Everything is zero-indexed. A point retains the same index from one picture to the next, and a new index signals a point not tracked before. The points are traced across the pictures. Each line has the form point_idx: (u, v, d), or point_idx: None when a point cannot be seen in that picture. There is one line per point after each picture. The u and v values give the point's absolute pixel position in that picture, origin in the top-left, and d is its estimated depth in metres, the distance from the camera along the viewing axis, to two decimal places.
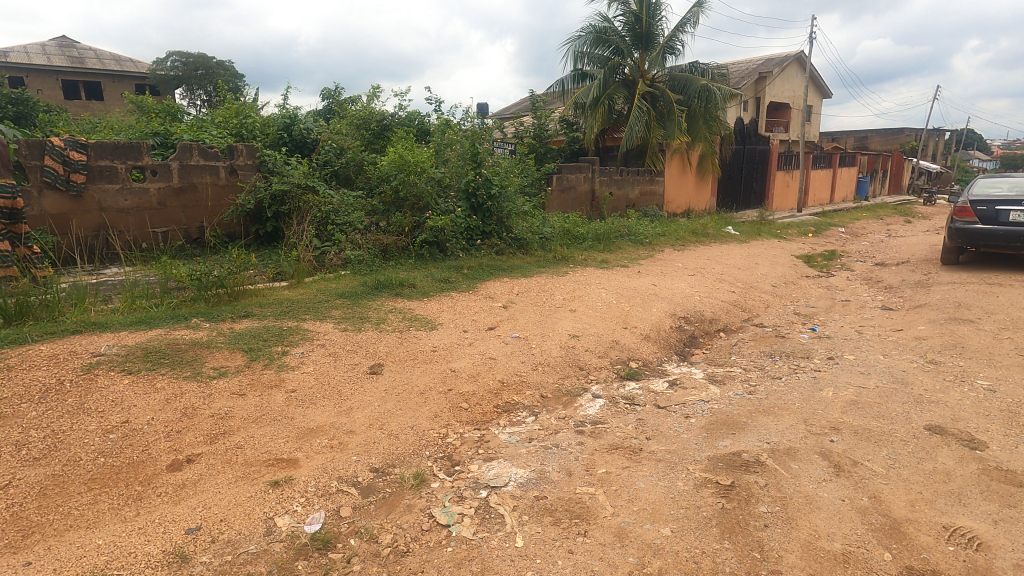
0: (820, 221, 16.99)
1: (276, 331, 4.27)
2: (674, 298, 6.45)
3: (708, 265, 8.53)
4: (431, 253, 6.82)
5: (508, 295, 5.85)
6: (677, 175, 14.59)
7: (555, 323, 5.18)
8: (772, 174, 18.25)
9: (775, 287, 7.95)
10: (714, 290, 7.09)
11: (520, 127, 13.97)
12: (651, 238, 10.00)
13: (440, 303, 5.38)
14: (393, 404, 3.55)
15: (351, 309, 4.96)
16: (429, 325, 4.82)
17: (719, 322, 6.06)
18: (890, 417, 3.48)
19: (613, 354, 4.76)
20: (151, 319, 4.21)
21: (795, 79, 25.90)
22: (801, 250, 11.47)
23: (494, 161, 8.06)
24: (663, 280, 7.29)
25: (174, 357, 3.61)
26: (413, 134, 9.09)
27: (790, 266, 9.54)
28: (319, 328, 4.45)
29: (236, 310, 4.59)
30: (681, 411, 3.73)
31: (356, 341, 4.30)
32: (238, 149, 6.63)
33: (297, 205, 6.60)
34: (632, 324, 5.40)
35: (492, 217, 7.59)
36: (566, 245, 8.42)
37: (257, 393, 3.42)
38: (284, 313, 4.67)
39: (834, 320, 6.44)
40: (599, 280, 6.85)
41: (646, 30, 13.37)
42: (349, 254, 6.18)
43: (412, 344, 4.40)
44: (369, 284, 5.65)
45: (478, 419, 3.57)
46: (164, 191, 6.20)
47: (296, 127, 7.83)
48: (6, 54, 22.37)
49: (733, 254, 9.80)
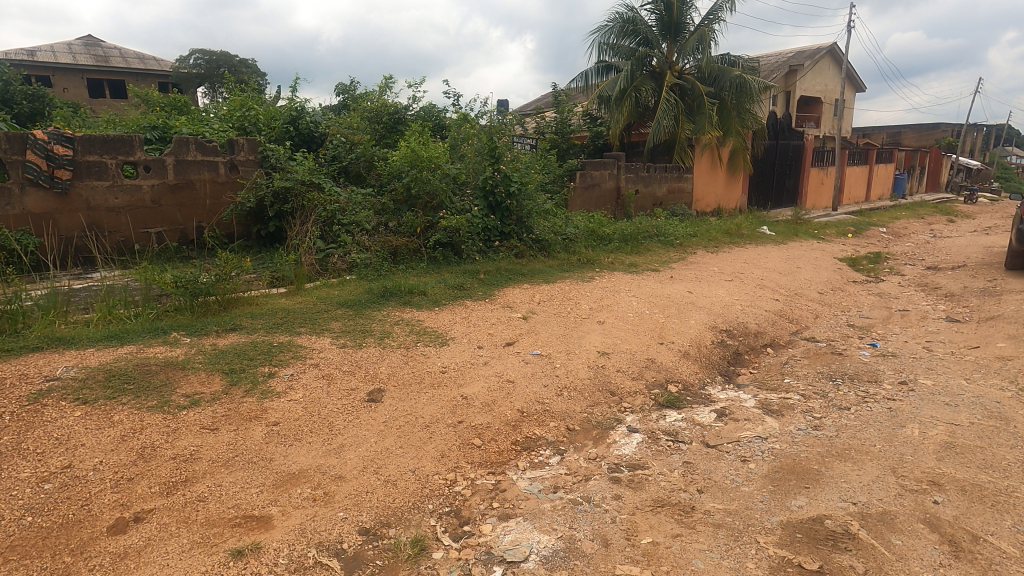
0: (859, 220, 15.99)
1: (266, 347, 3.76)
2: (713, 307, 5.80)
3: (746, 269, 7.83)
4: (444, 255, 6.30)
5: (528, 304, 5.27)
6: (706, 172, 13.83)
7: (582, 339, 4.58)
8: (806, 171, 17.33)
9: (822, 294, 7.22)
10: (756, 297, 6.43)
11: (542, 121, 13.27)
12: (682, 239, 9.32)
13: (452, 314, 4.82)
14: (392, 440, 3.00)
15: (352, 320, 4.44)
16: (439, 341, 4.26)
17: (765, 336, 5.39)
18: (1002, 468, 2.81)
19: (649, 376, 4.17)
20: (126, 335, 3.72)
21: (829, 72, 24.81)
22: (844, 252, 10.63)
23: (514, 157, 7.49)
24: (699, 286, 6.64)
25: (140, 382, 3.10)
26: (430, 127, 8.55)
27: (835, 270, 8.76)
28: (314, 343, 3.92)
29: (223, 322, 4.08)
30: (735, 451, 3.12)
31: (355, 360, 3.76)
32: (239, 143, 6.19)
33: (301, 203, 6.08)
34: (669, 339, 4.78)
35: (511, 216, 7.00)
36: (591, 247, 7.82)
37: (231, 427, 2.88)
38: (278, 326, 4.16)
39: (895, 334, 5.71)
40: (629, 286, 6.23)
41: (676, 20, 12.66)
42: (355, 257, 5.68)
43: (419, 363, 3.85)
44: (375, 291, 5.12)
45: (494, 460, 3.00)
46: (158, 189, 5.75)
47: (303, 120, 7.22)
48: (33, 54, 22.57)
49: (772, 257, 9.06)
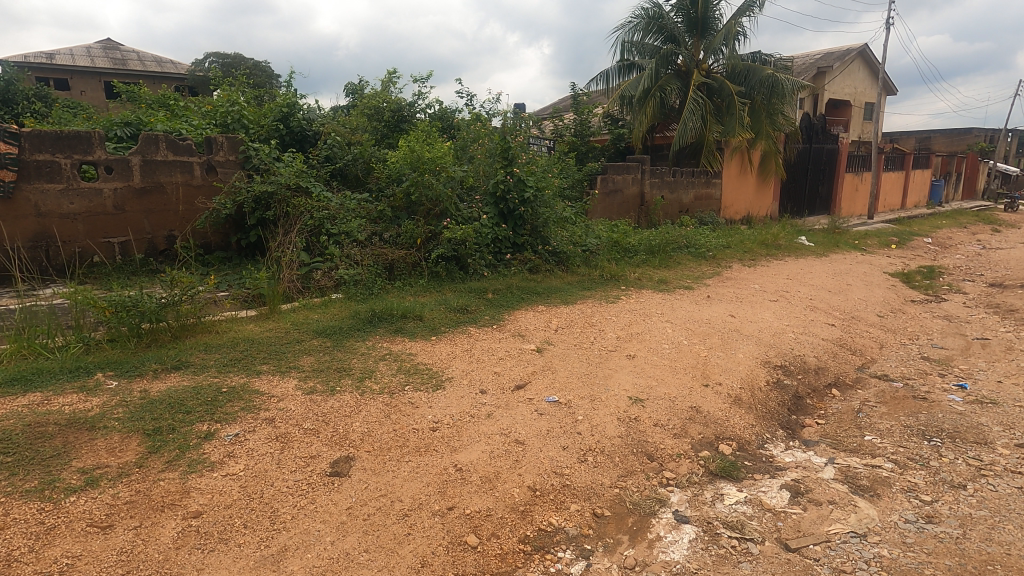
0: (901, 230, 14.87)
1: (212, 395, 2.97)
2: (763, 336, 4.92)
3: (791, 287, 6.92)
4: (448, 270, 5.49)
5: (543, 332, 4.44)
6: (736, 177, 12.90)
7: (609, 380, 3.74)
8: (840, 177, 16.25)
9: (883, 317, 6.28)
10: (808, 323, 5.53)
11: (560, 122, 12.42)
12: (714, 252, 8.41)
13: (452, 345, 4.01)
14: (355, 541, 2.18)
15: (328, 354, 3.64)
16: (432, 383, 3.44)
17: (828, 374, 4.49)
18: None
19: (695, 433, 3.32)
20: (37, 377, 2.97)
21: (860, 74, 23.63)
22: (895, 266, 9.61)
23: (529, 158, 6.67)
24: (741, 307, 5.76)
25: (23, 451, 2.34)
26: (437, 127, 7.78)
27: (889, 288, 7.78)
28: (274, 388, 3.13)
29: (166, 358, 3.32)
30: (828, 562, 2.27)
31: (321, 412, 2.95)
32: (217, 141, 5.49)
33: (284, 209, 5.33)
34: (715, 380, 3.92)
35: (525, 225, 6.20)
36: (615, 261, 6.96)
37: (132, 523, 2.09)
38: (235, 361, 3.40)
39: (982, 371, 4.77)
40: (661, 308, 5.38)
41: (704, 15, 11.80)
42: (343, 273, 4.90)
43: (404, 417, 3.02)
44: (363, 314, 4.33)
45: (494, 571, 2.18)
46: (122, 193, 5.05)
47: (295, 117, 6.41)
48: (52, 57, 22.33)
49: (817, 272, 8.11)
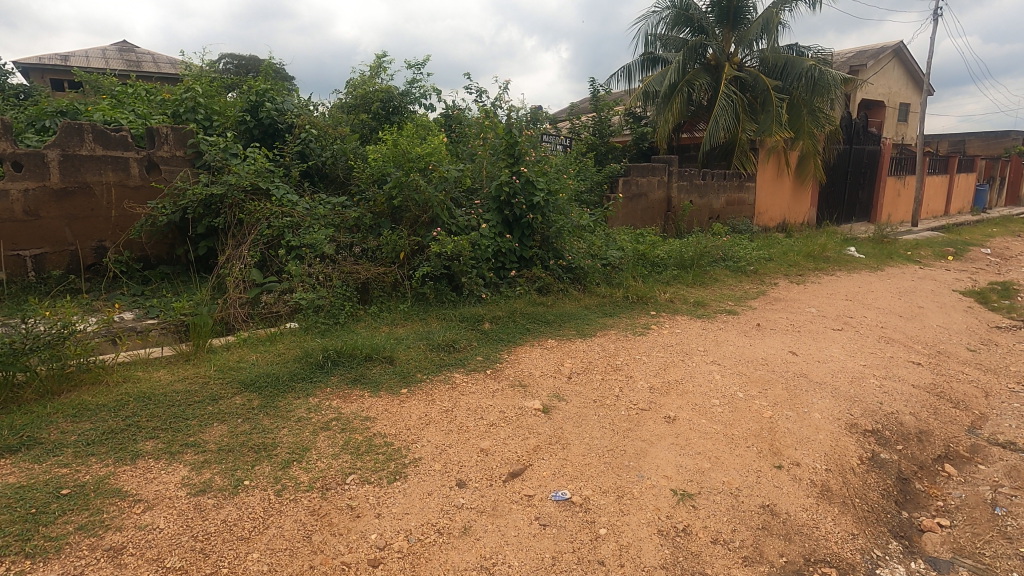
0: (953, 239, 13.47)
1: (41, 503, 1.95)
2: (838, 383, 3.80)
3: (855, 312, 5.74)
4: (436, 291, 4.49)
5: (552, 380, 3.37)
6: (771, 181, 11.70)
7: (643, 461, 2.65)
8: (882, 181, 14.91)
9: (974, 352, 5.08)
10: (890, 362, 4.38)
11: (577, 120, 11.33)
12: (755, 265, 7.26)
13: (428, 403, 2.96)
14: None
15: (249, 421, 2.61)
16: (387, 469, 2.38)
17: (935, 441, 3.34)
18: None
19: (774, 555, 2.22)
20: None
21: (897, 72, 22.11)
22: (963, 283, 8.32)
23: (541, 156, 5.61)
24: (802, 340, 4.63)
25: None
26: (435, 121, 6.78)
27: (967, 311, 6.54)
28: (146, 485, 2.11)
29: (8, 431, 2.32)
30: None
31: (204, 535, 1.91)
32: (160, 133, 4.54)
33: (237, 215, 4.35)
34: (790, 459, 2.81)
35: (534, 236, 5.16)
36: (642, 277, 5.87)
37: None
38: (111, 434, 2.39)
39: None
40: (705, 342, 4.27)
41: (737, 3, 10.64)
42: (302, 296, 3.90)
43: (332, 541, 1.96)
44: (316, 352, 3.30)
45: None
46: (36, 195, 4.11)
47: (264, 106, 5.44)
48: (68, 58, 21.84)
49: (878, 291, 6.90)
